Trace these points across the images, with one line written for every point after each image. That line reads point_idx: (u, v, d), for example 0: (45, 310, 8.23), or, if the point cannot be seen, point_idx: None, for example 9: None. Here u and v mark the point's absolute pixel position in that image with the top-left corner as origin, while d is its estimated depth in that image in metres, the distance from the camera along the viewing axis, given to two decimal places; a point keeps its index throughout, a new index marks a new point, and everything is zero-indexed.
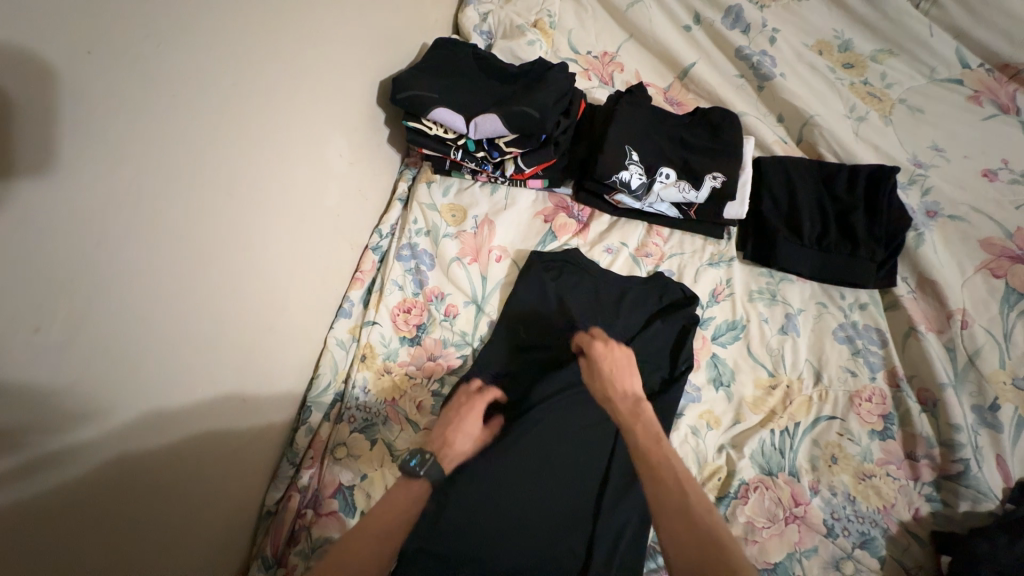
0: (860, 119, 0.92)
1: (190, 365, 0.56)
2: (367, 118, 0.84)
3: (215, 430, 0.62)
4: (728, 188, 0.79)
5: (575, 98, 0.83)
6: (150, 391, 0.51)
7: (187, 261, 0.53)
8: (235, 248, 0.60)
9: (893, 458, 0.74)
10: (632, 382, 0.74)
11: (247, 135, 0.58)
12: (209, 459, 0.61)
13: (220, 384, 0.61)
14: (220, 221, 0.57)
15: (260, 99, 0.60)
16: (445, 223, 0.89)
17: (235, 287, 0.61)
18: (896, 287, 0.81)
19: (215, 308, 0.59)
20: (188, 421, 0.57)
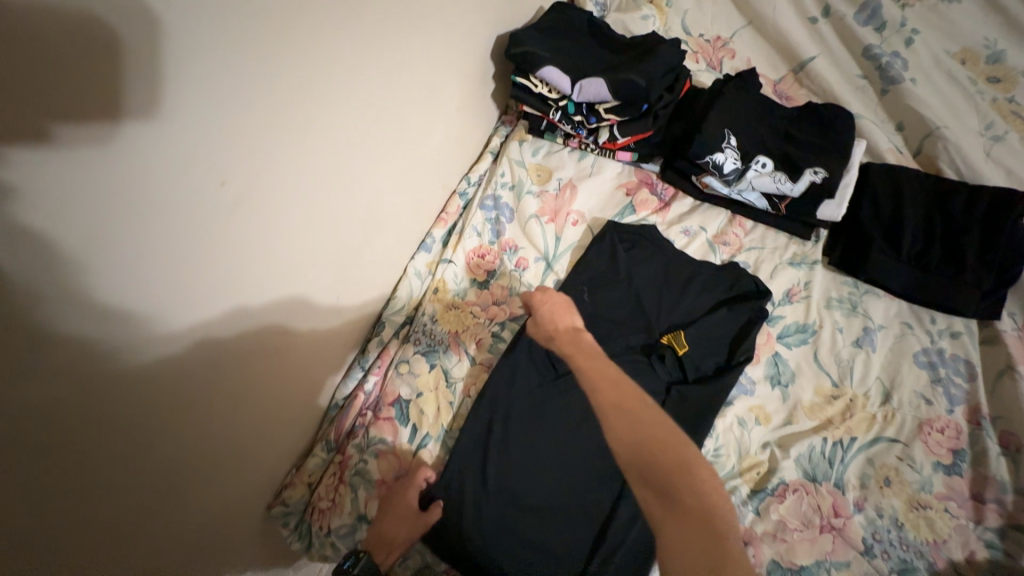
0: (996, 138, 0.84)
1: (305, 257, 0.65)
2: (478, 69, 0.89)
3: (312, 320, 0.71)
4: (828, 186, 0.76)
5: (681, 75, 0.84)
6: (275, 268, 0.60)
7: (319, 165, 0.61)
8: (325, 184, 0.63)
9: (956, 496, 0.70)
10: (570, 319, 0.68)
11: (380, 59, 0.65)
12: (304, 342, 0.70)
13: (323, 281, 0.70)
14: (347, 133, 0.64)
15: (396, 29, 0.66)
16: (530, 181, 0.93)
17: (342, 205, 0.68)
18: (998, 321, 0.76)
19: (310, 231, 0.64)
20: (295, 304, 0.66)
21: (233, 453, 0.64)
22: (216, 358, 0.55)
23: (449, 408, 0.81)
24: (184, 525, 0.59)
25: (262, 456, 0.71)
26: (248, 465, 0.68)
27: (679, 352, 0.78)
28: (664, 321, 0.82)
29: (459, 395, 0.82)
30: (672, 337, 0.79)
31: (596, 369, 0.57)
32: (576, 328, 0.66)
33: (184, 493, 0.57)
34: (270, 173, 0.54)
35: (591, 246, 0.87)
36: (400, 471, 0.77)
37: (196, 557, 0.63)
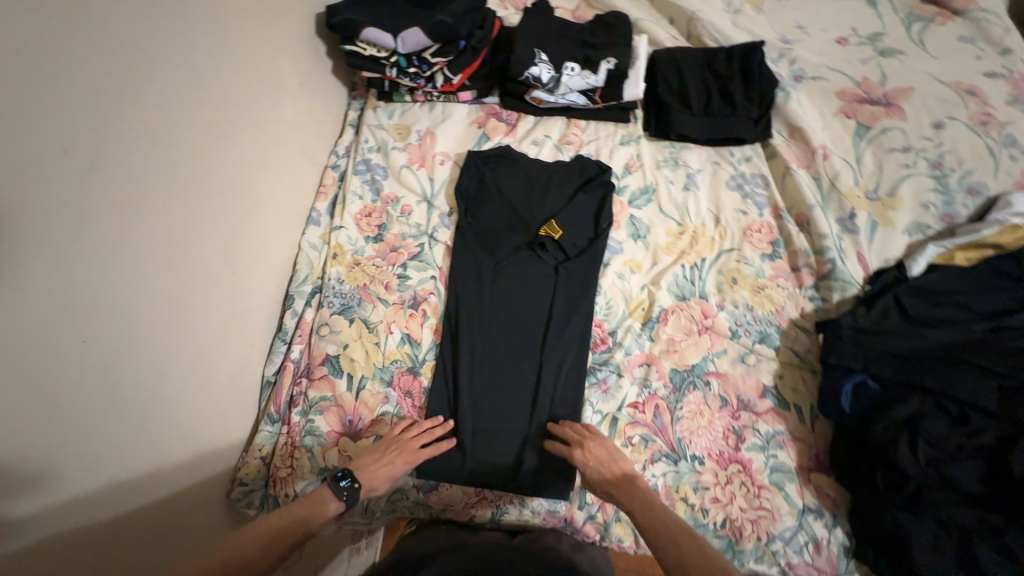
0: (737, 11, 1.08)
1: (182, 228, 0.71)
2: (309, 48, 0.96)
3: (209, 291, 0.76)
4: (620, 70, 0.95)
5: (489, 14, 0.97)
6: (153, 237, 0.66)
7: (171, 137, 0.68)
8: (175, 191, 0.69)
9: (782, 273, 0.90)
10: (623, 463, 0.76)
11: (197, 38, 0.72)
12: (210, 312, 0.76)
13: (210, 253, 0.76)
14: (186, 109, 0.70)
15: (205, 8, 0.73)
16: (393, 139, 1.03)
17: (205, 195, 0.74)
18: (772, 139, 0.97)
19: (177, 227, 0.70)
20: (184, 275, 0.71)
21: (164, 417, 0.68)
22: (114, 317, 0.61)
23: (376, 348, 0.87)
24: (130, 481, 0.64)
25: (202, 427, 0.75)
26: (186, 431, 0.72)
27: (556, 237, 0.91)
28: (539, 217, 0.95)
29: (383, 334, 0.89)
30: (547, 227, 0.92)
31: (662, 533, 0.66)
32: (632, 477, 0.74)
33: (119, 452, 0.62)
34: (114, 161, 0.60)
35: (462, 174, 0.98)
36: (348, 417, 0.83)
37: (158, 518, 0.68)
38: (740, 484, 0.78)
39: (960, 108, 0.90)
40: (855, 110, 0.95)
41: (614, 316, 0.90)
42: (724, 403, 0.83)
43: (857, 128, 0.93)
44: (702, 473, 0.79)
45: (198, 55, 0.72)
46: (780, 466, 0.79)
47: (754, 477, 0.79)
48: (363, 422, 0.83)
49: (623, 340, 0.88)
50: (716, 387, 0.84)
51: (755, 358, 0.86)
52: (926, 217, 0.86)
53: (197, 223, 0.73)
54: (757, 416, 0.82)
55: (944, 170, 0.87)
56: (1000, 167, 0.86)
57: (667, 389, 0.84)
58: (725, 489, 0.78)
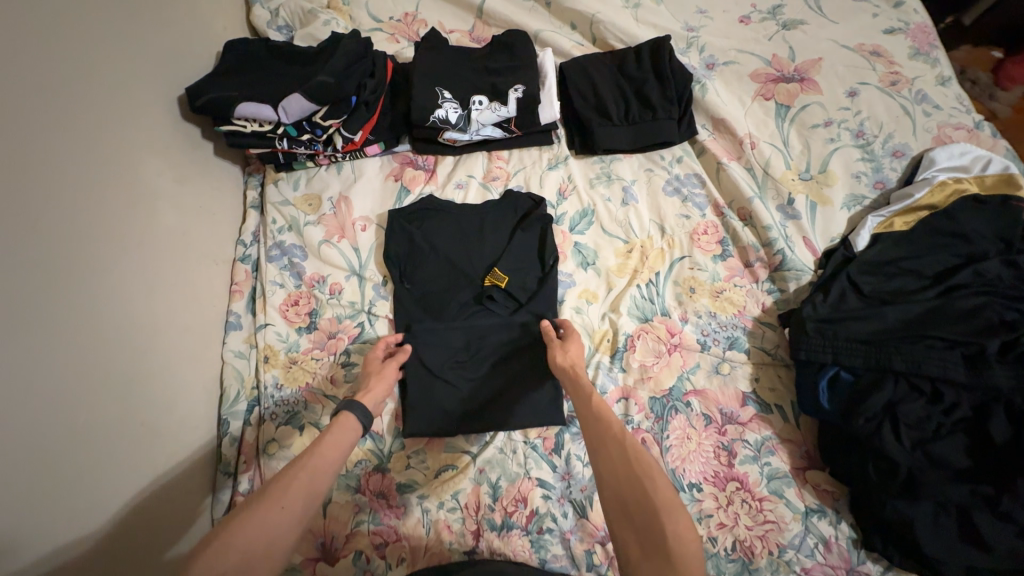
0: (636, 6, 1.03)
1: (64, 395, 0.59)
2: (181, 135, 0.84)
3: (112, 453, 0.64)
4: (531, 94, 0.89)
5: (377, 60, 0.89)
6: (12, 425, 0.54)
7: (11, 296, 0.55)
8: (40, 357, 0.57)
9: (736, 271, 0.88)
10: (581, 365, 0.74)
11: (21, 166, 0.59)
12: (116, 476, 0.65)
13: (107, 408, 0.64)
14: (32, 256, 0.58)
15: (26, 126, 0.60)
16: (304, 213, 0.92)
17: (84, 346, 0.63)
18: (698, 134, 0.94)
19: (54, 396, 0.58)
20: (73, 448, 0.59)
21: None
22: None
23: None
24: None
25: None
26: None
27: (502, 285, 0.85)
28: (481, 267, 0.88)
29: None
30: (490, 276, 0.85)
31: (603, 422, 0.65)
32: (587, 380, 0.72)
33: None
34: None
35: (388, 239, 0.89)
36: (321, 539, 0.75)
37: None
38: (741, 503, 0.76)
39: (869, 71, 0.90)
40: (772, 90, 0.93)
41: None
42: (709, 421, 0.81)
43: (777, 109, 0.91)
44: (703, 501, 0.77)
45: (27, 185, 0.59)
46: (775, 473, 0.77)
47: (753, 491, 0.77)
48: (338, 541, 0.75)
49: (595, 379, 0.83)
50: (697, 406, 0.82)
51: (728, 366, 0.84)
52: (860, 187, 0.86)
53: (80, 382, 0.61)
54: (744, 426, 0.80)
55: (867, 137, 0.87)
56: (917, 125, 0.86)
57: (650, 420, 0.81)
58: (728, 511, 0.76)
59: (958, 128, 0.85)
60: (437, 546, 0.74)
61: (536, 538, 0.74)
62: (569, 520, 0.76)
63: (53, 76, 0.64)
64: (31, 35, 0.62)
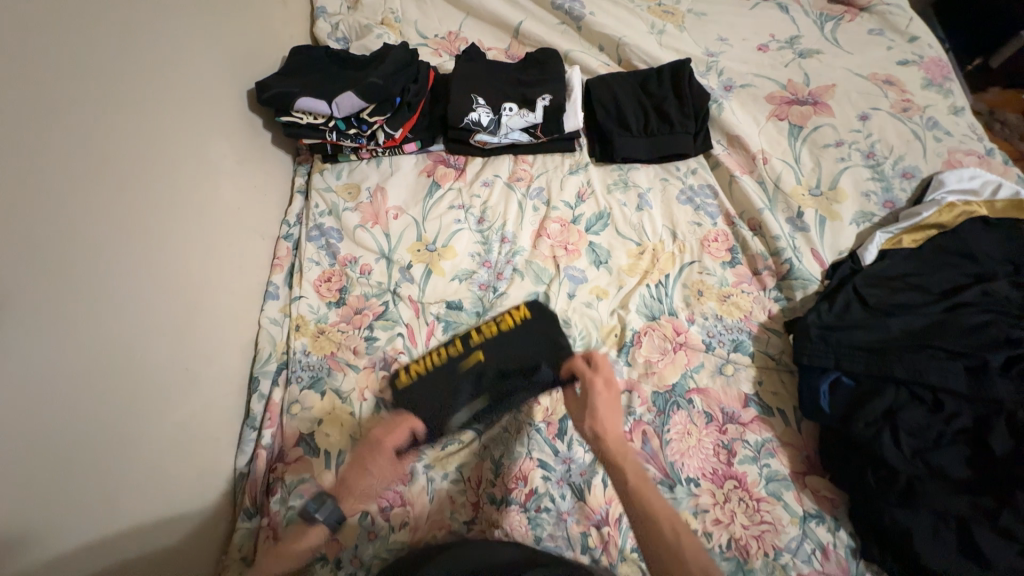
0: (661, 32, 1.12)
1: (130, 332, 0.69)
2: (245, 123, 0.96)
3: (148, 398, 0.71)
4: (556, 105, 0.97)
5: (421, 68, 1.00)
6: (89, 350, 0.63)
7: (100, 241, 0.67)
8: (116, 295, 0.68)
9: (744, 278, 0.91)
10: (615, 423, 0.79)
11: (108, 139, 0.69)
12: (165, 409, 0.73)
13: (160, 348, 0.74)
14: (124, 212, 0.70)
15: (132, 106, 0.73)
16: (343, 200, 1.02)
17: (152, 292, 0.73)
18: (713, 149, 1.00)
19: (125, 329, 0.69)
20: (116, 387, 0.66)
21: (119, 532, 0.65)
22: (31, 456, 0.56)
23: (350, 418, 0.84)
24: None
25: (169, 532, 0.71)
26: (160, 532, 0.70)
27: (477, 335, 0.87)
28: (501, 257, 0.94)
29: (357, 402, 0.86)
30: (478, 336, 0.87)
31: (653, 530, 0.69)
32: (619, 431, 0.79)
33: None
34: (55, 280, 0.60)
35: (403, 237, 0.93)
36: None
37: None
38: (738, 501, 0.77)
39: (881, 97, 0.95)
40: (786, 111, 0.98)
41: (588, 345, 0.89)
42: (710, 419, 0.83)
43: (791, 129, 0.97)
44: (700, 496, 0.78)
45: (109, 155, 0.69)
46: (775, 474, 0.78)
47: (751, 491, 0.77)
48: (347, 500, 0.79)
49: None
50: (699, 404, 0.84)
51: (732, 368, 0.86)
52: (869, 205, 0.89)
53: (145, 321, 0.72)
54: (744, 427, 0.82)
55: (878, 158, 0.91)
56: (928, 149, 0.90)
57: (652, 413, 0.83)
58: (724, 508, 0.77)
59: (969, 154, 0.89)
60: (439, 513, 0.78)
61: (532, 517, 0.76)
62: (567, 502, 0.78)
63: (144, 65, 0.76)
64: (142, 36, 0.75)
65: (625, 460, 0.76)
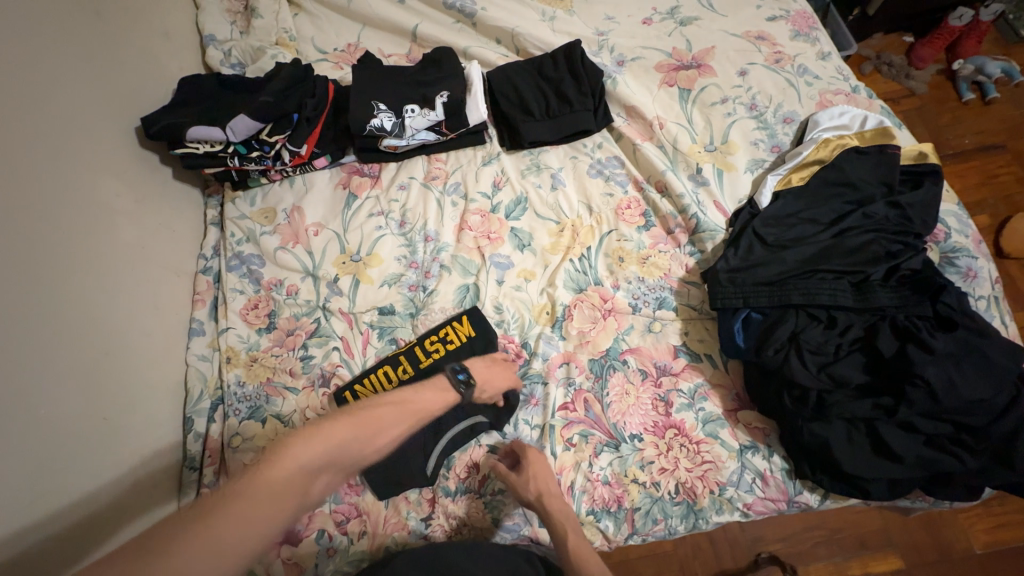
0: (552, 18, 1.16)
1: (41, 389, 0.66)
2: (139, 161, 0.93)
3: (65, 460, 0.67)
4: (456, 100, 0.99)
5: (318, 82, 0.99)
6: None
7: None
8: (20, 352, 0.65)
9: (660, 239, 0.96)
10: (552, 486, 0.75)
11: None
12: (90, 464, 0.71)
13: (76, 403, 0.71)
14: (15, 266, 0.67)
15: (9, 156, 0.70)
16: (260, 225, 1.00)
17: (60, 345, 0.70)
18: (614, 122, 1.04)
19: (36, 387, 0.66)
20: (32, 449, 0.63)
21: None
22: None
23: None
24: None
25: None
26: None
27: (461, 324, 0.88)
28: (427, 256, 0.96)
29: (300, 423, 0.84)
30: (454, 328, 0.88)
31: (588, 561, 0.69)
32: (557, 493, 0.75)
33: None
34: None
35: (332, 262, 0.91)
36: None
37: None
38: (680, 447, 0.81)
39: (755, 53, 1.02)
40: (674, 77, 1.04)
41: (523, 326, 0.91)
42: (645, 375, 0.86)
43: (681, 93, 1.02)
44: (644, 449, 0.81)
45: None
46: (709, 416, 0.82)
47: (690, 435, 0.81)
48: (300, 522, 0.77)
49: (538, 348, 0.89)
50: (633, 363, 0.87)
51: (659, 324, 0.90)
52: (759, 152, 0.96)
53: (57, 375, 0.69)
54: (677, 376, 0.86)
55: (760, 109, 0.98)
56: (802, 94, 0.98)
57: (590, 380, 0.86)
58: (668, 456, 0.80)
59: (837, 93, 0.98)
60: (396, 516, 0.78)
61: (489, 500, 0.78)
62: None
63: (10, 111, 0.71)
64: (6, 81, 0.72)
65: (570, 527, 0.73)
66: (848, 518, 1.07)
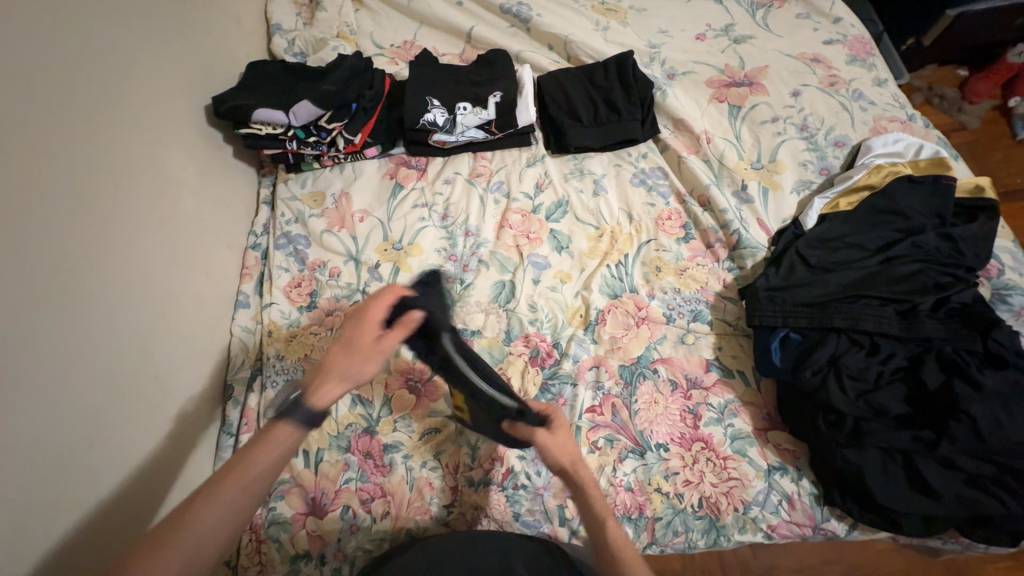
0: (605, 28, 1.18)
1: (106, 342, 0.71)
2: (205, 137, 0.98)
3: (122, 411, 0.71)
4: (508, 101, 1.02)
5: (376, 76, 1.05)
6: (71, 360, 0.65)
7: (76, 254, 0.68)
8: (92, 306, 0.69)
9: (699, 252, 0.96)
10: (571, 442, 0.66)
11: (66, 157, 0.69)
12: (143, 417, 0.75)
13: (134, 358, 0.75)
14: (96, 225, 0.72)
15: (98, 123, 0.75)
16: (309, 207, 1.04)
17: (125, 303, 0.75)
18: (661, 133, 1.05)
19: (102, 339, 0.70)
20: (95, 397, 0.68)
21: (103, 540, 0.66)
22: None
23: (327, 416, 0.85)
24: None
25: None
26: None
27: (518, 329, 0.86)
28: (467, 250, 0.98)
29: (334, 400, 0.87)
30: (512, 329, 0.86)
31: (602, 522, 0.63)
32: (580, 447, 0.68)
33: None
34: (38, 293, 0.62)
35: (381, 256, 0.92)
36: (311, 495, 0.80)
37: None
38: (706, 461, 0.80)
39: (809, 75, 1.02)
40: (725, 93, 1.04)
41: (556, 326, 0.92)
42: (675, 386, 0.86)
43: (730, 110, 1.03)
44: (670, 460, 0.81)
45: (70, 174, 0.69)
46: (738, 433, 0.82)
47: (717, 450, 0.81)
48: (327, 496, 0.80)
49: (569, 350, 0.90)
50: (664, 373, 0.87)
51: (693, 337, 0.90)
52: (807, 174, 0.96)
53: (119, 331, 0.73)
54: (707, 390, 0.85)
55: (811, 130, 0.98)
56: (855, 119, 0.97)
57: (620, 386, 0.86)
58: (693, 469, 0.80)
59: (893, 120, 0.96)
60: (419, 500, 0.80)
61: (511, 494, 0.79)
62: (543, 478, 0.80)
63: (99, 82, 0.76)
64: (102, 55, 0.77)
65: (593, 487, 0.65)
66: (872, 556, 1.04)
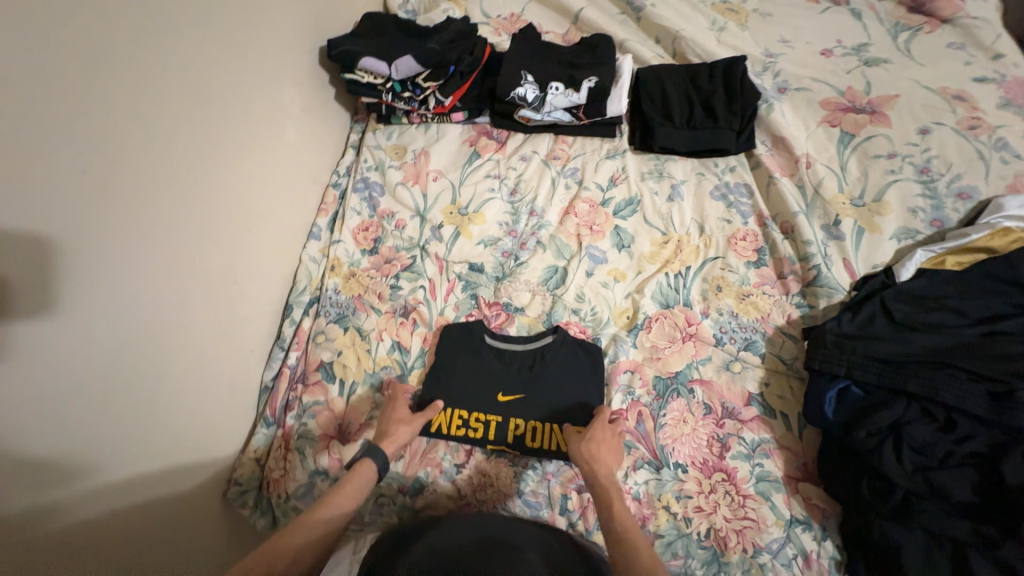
0: (720, 29, 1.11)
1: (205, 238, 0.79)
2: (314, 76, 1.05)
3: (209, 301, 0.80)
4: (601, 87, 1.00)
5: (478, 44, 1.07)
6: (174, 246, 0.73)
7: (195, 155, 0.76)
8: (199, 203, 0.77)
9: (768, 280, 0.90)
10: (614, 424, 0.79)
11: (201, 70, 0.77)
12: (222, 312, 0.83)
13: (224, 258, 0.83)
14: (214, 134, 0.80)
15: (229, 44, 0.83)
16: (390, 158, 1.09)
17: (224, 208, 0.83)
18: (755, 148, 0.99)
19: (203, 235, 0.78)
20: (189, 283, 0.76)
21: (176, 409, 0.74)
22: (104, 331, 0.63)
23: (366, 354, 0.90)
24: (109, 529, 0.64)
25: (210, 425, 0.80)
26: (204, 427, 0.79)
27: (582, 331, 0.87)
28: None
29: (375, 341, 0.92)
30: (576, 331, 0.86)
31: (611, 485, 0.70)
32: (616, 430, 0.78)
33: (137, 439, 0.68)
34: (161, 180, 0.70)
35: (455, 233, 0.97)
36: (338, 421, 0.86)
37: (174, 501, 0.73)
38: (725, 494, 0.76)
39: (946, 113, 0.91)
40: (839, 118, 0.96)
41: (598, 323, 0.91)
42: (709, 411, 0.82)
43: (841, 136, 0.94)
44: (686, 482, 0.78)
45: (196, 82, 0.76)
46: (766, 475, 0.77)
47: (740, 486, 0.77)
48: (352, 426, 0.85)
49: (608, 349, 0.88)
50: (700, 395, 0.84)
51: (740, 365, 0.85)
52: (915, 221, 0.86)
53: (218, 231, 0.81)
54: (743, 424, 0.81)
55: (931, 175, 0.87)
56: (991, 171, 0.85)
57: (650, 397, 0.84)
58: (709, 498, 0.76)
59: None
60: (433, 453, 0.83)
61: (519, 471, 0.81)
62: (553, 464, 0.81)
63: (238, 7, 0.84)
64: None
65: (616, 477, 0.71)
66: None
